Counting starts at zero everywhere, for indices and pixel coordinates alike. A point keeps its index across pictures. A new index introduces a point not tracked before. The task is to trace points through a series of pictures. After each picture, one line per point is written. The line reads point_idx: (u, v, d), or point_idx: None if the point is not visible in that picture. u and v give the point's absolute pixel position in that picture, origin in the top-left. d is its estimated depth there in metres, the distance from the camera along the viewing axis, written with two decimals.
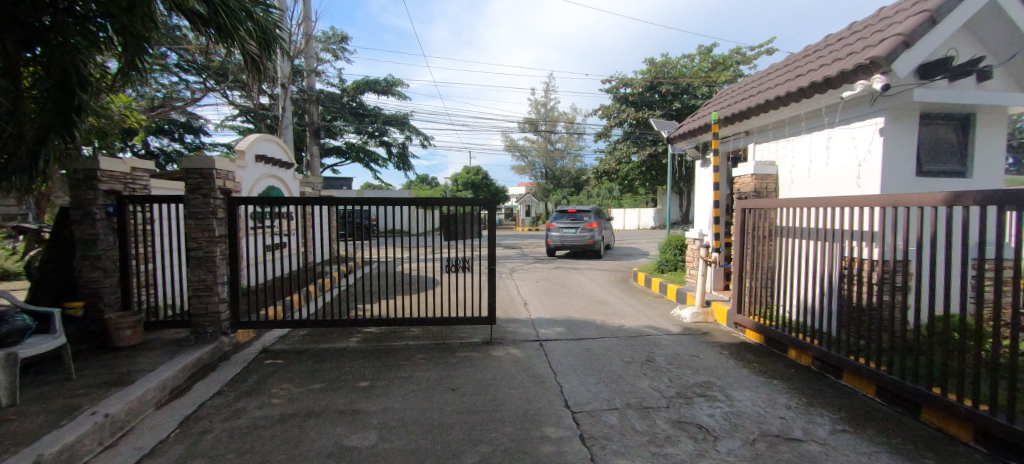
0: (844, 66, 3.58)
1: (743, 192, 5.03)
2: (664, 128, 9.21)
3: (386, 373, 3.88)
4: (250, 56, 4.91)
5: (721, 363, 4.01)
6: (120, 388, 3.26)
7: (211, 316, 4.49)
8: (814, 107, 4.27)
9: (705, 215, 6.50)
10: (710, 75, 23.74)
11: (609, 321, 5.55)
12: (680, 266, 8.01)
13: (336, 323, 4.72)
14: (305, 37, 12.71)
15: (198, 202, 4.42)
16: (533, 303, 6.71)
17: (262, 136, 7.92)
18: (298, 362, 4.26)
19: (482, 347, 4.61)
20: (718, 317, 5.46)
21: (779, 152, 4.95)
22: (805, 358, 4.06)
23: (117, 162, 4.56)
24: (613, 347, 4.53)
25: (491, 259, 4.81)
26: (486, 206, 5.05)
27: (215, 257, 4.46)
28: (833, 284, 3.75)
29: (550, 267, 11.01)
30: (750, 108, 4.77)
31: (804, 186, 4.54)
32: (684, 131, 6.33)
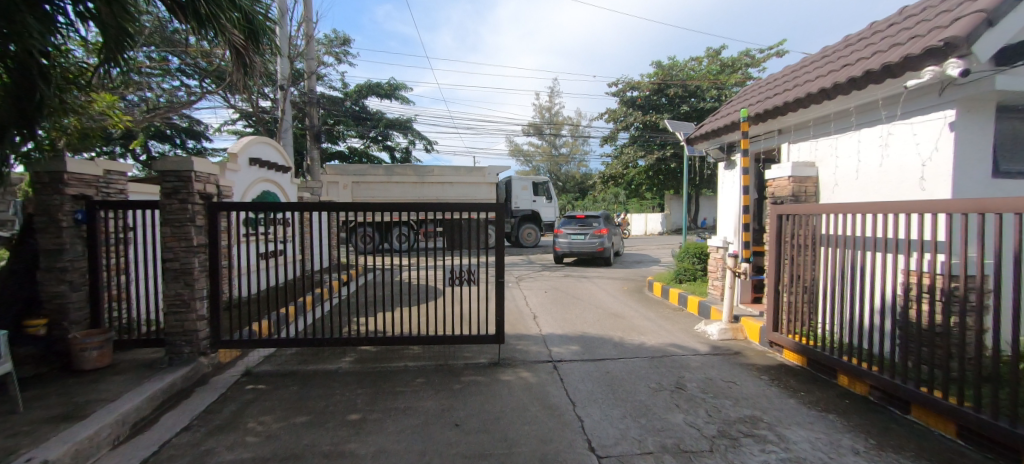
0: (908, 51, 3.08)
1: (779, 197, 4.49)
2: (679, 129, 8.73)
3: (380, 402, 3.41)
4: (236, 47, 4.43)
5: (763, 392, 3.51)
6: (70, 424, 2.81)
7: (188, 335, 4.03)
8: (865, 100, 3.73)
9: (729, 222, 5.99)
10: (719, 78, 23.29)
11: (628, 338, 5.05)
12: (700, 276, 7.48)
13: (327, 341, 4.25)
14: (305, 39, 12.50)
15: (174, 207, 3.97)
16: (543, 316, 6.20)
17: (255, 139, 7.52)
18: (284, 387, 3.79)
19: (489, 369, 4.12)
20: (748, 335, 4.94)
21: (819, 152, 4.40)
22: (859, 386, 3.54)
23: (87, 164, 4.17)
24: (636, 370, 4.03)
25: (500, 270, 4.30)
26: (494, 211, 4.50)
27: (193, 270, 4.00)
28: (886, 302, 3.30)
29: (557, 275, 10.46)
30: (786, 104, 4.29)
31: (851, 191, 3.98)
32: (706, 131, 5.82)
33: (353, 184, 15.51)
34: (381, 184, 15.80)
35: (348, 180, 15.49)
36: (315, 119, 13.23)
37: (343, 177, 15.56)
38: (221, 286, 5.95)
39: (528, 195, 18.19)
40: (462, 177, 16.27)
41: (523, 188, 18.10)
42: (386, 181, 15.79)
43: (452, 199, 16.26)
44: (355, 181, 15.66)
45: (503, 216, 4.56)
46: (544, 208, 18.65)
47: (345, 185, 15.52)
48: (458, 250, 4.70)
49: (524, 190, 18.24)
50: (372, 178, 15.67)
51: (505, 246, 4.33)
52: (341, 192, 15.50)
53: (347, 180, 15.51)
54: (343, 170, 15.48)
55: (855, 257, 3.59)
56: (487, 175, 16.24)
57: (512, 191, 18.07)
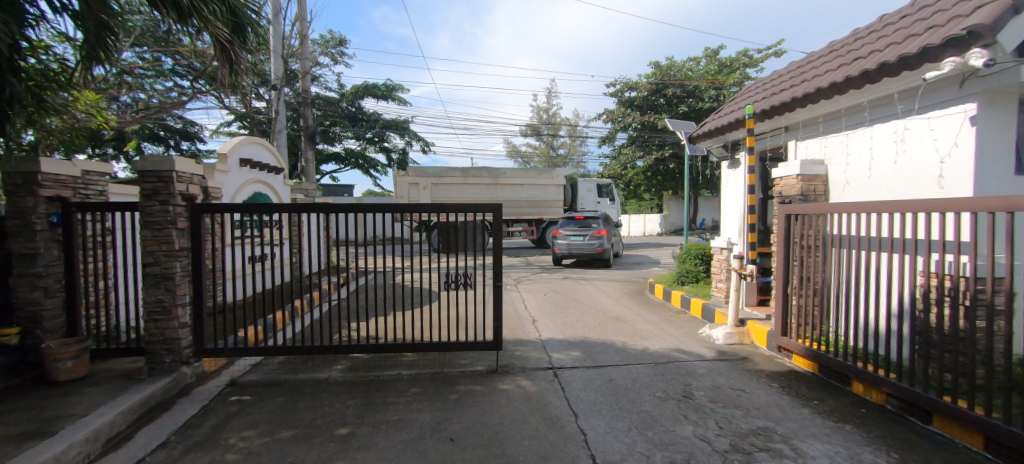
0: (927, 42, 2.91)
1: (788, 196, 4.32)
2: (679, 127, 8.55)
3: (371, 415, 3.21)
4: (221, 41, 4.24)
5: (774, 400, 3.33)
6: (35, 443, 2.60)
7: (170, 343, 3.84)
8: (879, 94, 3.56)
9: (733, 223, 5.83)
10: (718, 77, 23.19)
11: (631, 343, 4.87)
12: (703, 278, 7.32)
13: (317, 349, 4.06)
14: (300, 38, 12.32)
15: (154, 209, 3.77)
16: (542, 320, 6.01)
17: (246, 139, 7.33)
18: (269, 399, 3.59)
19: (486, 377, 3.93)
20: (755, 339, 4.77)
21: (829, 149, 4.24)
22: (874, 394, 3.37)
23: (64, 164, 3.97)
24: (641, 378, 3.85)
25: (497, 274, 4.11)
26: (490, 212, 4.30)
27: (174, 275, 3.81)
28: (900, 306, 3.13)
29: (556, 277, 10.28)
30: (794, 99, 4.12)
31: (864, 189, 3.82)
32: (709, 129, 5.65)
33: (434, 186, 15.74)
34: (458, 186, 16.12)
35: (429, 182, 15.72)
36: (310, 120, 13.06)
37: (425, 178, 15.78)
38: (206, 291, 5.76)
39: (592, 196, 19.32)
40: (532, 178, 16.95)
41: (586, 190, 19.20)
42: (463, 182, 16.03)
43: (524, 200, 17.02)
44: (435, 182, 15.77)
45: (501, 217, 4.36)
46: (607, 210, 19.83)
47: (426, 186, 15.71)
48: (453, 253, 4.50)
49: (588, 191, 19.20)
50: (452, 180, 15.90)
51: (502, 249, 4.14)
52: (423, 193, 15.77)
53: (429, 181, 15.73)
54: (425, 171, 15.75)
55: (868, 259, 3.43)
56: (555, 177, 17.24)
57: (577, 193, 18.88)
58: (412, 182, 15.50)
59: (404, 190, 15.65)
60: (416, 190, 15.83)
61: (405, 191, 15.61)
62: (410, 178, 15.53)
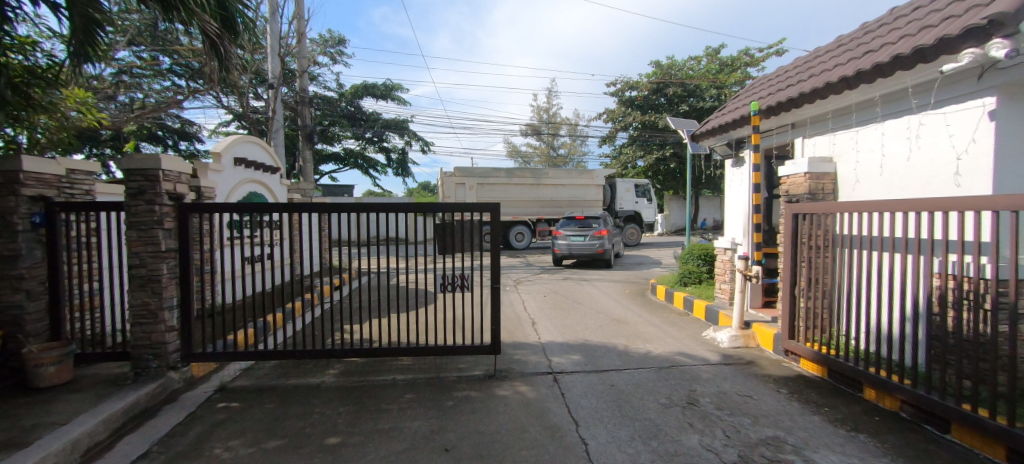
0: (944, 33, 2.78)
1: (794, 195, 4.18)
2: (681, 125, 8.41)
3: (363, 423, 3.08)
4: (210, 36, 4.13)
5: (784, 407, 3.20)
6: (7, 455, 2.47)
7: (156, 348, 3.71)
8: (891, 89, 3.43)
9: (736, 223, 5.69)
10: (719, 77, 23.06)
11: (633, 346, 4.74)
12: (705, 279, 7.18)
13: (309, 353, 3.93)
14: (297, 37, 12.20)
15: (140, 209, 3.65)
16: (542, 323, 5.88)
17: (240, 138, 7.21)
18: (258, 405, 3.46)
19: (484, 383, 3.80)
20: (760, 342, 4.64)
21: (838, 147, 4.10)
22: (887, 401, 3.23)
23: (47, 162, 3.84)
24: (644, 383, 3.71)
25: (495, 275, 3.98)
26: (488, 211, 4.17)
27: (161, 277, 3.68)
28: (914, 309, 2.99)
29: (557, 278, 10.15)
30: (801, 94, 3.99)
31: (875, 187, 3.68)
32: (713, 126, 5.51)
33: (480, 185, 16.78)
34: (501, 186, 17.14)
35: (475, 182, 16.76)
36: (307, 119, 12.95)
37: (471, 178, 16.77)
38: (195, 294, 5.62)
39: (630, 197, 18.99)
40: (573, 179, 17.75)
41: (625, 191, 18.99)
42: (508, 183, 17.18)
43: (564, 200, 17.90)
44: (481, 182, 16.87)
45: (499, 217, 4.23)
46: (644, 208, 19.64)
47: (473, 186, 16.72)
48: (450, 254, 4.36)
49: (627, 191, 19.06)
50: (497, 180, 16.99)
51: (500, 250, 4.01)
52: (469, 193, 16.80)
53: (474, 181, 16.77)
54: (472, 172, 16.76)
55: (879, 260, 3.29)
56: (594, 178, 17.98)
57: (616, 193, 18.72)
58: (459, 182, 16.53)
59: (451, 190, 16.58)
60: (462, 190, 16.72)
61: (451, 190, 16.56)
62: (458, 178, 16.55)
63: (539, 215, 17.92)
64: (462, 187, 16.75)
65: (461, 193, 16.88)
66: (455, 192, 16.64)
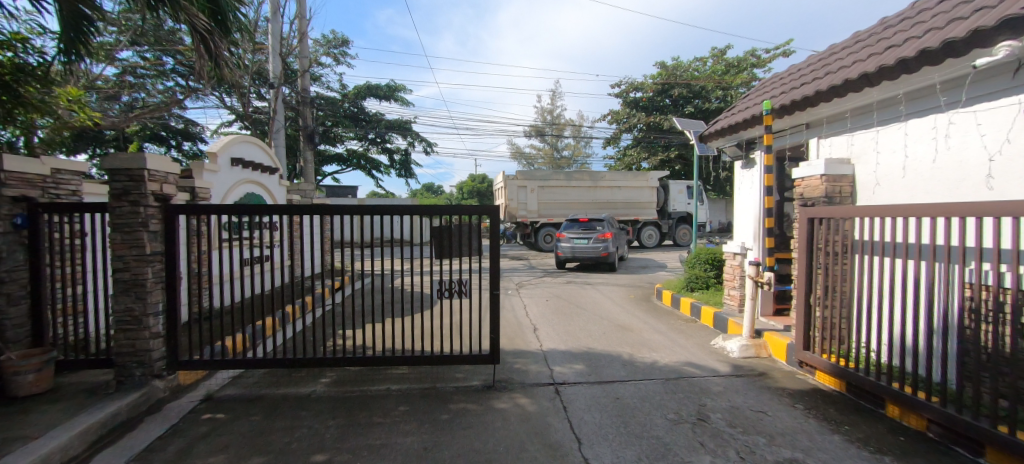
0: (976, 25, 2.58)
1: (810, 198, 3.98)
2: (687, 126, 8.20)
3: (353, 439, 2.91)
4: (200, 31, 4.00)
5: (800, 425, 3.00)
6: None
7: (140, 355, 3.55)
8: (915, 86, 3.22)
9: (746, 227, 5.50)
10: (725, 77, 22.83)
11: (639, 356, 4.54)
12: (713, 284, 6.97)
13: (299, 362, 3.77)
14: (299, 36, 12.10)
15: (124, 211, 3.50)
16: (544, 329, 5.68)
17: (238, 137, 7.09)
18: (244, 417, 3.30)
19: (482, 394, 3.62)
20: (773, 352, 4.43)
21: (856, 148, 3.89)
22: (912, 419, 3.01)
23: (32, 162, 3.70)
24: (650, 396, 3.52)
25: (494, 282, 3.80)
26: (488, 215, 3.99)
27: (146, 281, 3.53)
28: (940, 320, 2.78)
29: (559, 281, 9.96)
30: (818, 92, 3.78)
31: (898, 190, 3.47)
32: (722, 127, 5.31)
33: (543, 188, 17.30)
34: (560, 188, 17.50)
35: (536, 184, 17.33)
36: (309, 120, 12.85)
37: (533, 181, 17.39)
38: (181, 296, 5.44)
39: (683, 198, 19.38)
40: (630, 181, 17.94)
41: (678, 192, 19.28)
42: (567, 185, 17.51)
43: (620, 202, 17.95)
44: (542, 185, 17.38)
45: (499, 220, 4.06)
46: (693, 209, 20.00)
47: (535, 190, 17.34)
48: (448, 259, 4.18)
49: (681, 192, 19.37)
50: (556, 183, 17.41)
51: (500, 256, 3.83)
52: (529, 195, 17.38)
53: (534, 184, 17.34)
54: (533, 175, 17.39)
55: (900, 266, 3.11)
56: (650, 180, 18.10)
57: (669, 195, 19.07)
58: (521, 185, 17.21)
59: (512, 192, 17.31)
60: (524, 192, 17.42)
61: (513, 193, 17.29)
62: (520, 181, 17.26)
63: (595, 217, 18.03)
64: (523, 190, 17.44)
65: (521, 195, 17.50)
66: (518, 195, 17.31)
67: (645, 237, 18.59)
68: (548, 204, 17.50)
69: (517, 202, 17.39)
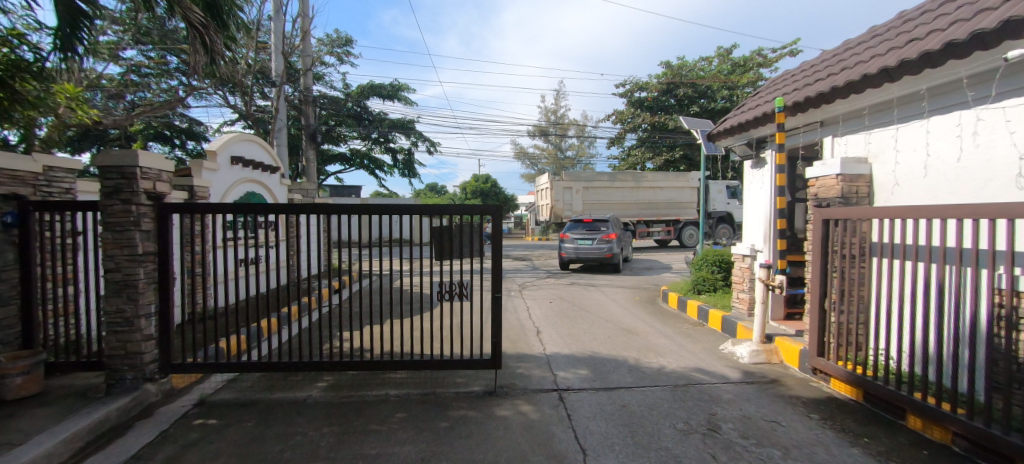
0: (1008, 14, 2.42)
1: (824, 199, 3.85)
2: (694, 125, 8.04)
3: (348, 447, 2.79)
4: (195, 26, 3.95)
5: (817, 437, 2.86)
6: None
7: (132, 358, 3.46)
8: (939, 81, 3.07)
9: (756, 228, 5.37)
10: (731, 77, 22.62)
11: (645, 360, 4.41)
12: (720, 287, 6.82)
13: (296, 365, 3.66)
14: (301, 35, 12.02)
15: (115, 209, 3.40)
16: (547, 332, 5.56)
17: (238, 136, 7.02)
18: (238, 423, 3.19)
19: (484, 400, 3.50)
20: (784, 357, 4.29)
21: (873, 146, 3.74)
22: (935, 431, 2.85)
23: (24, 159, 3.61)
24: (658, 404, 3.39)
25: (496, 284, 3.67)
26: (490, 214, 3.86)
27: (138, 282, 3.43)
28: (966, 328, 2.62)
29: (563, 283, 9.83)
30: (834, 89, 3.64)
31: (919, 190, 3.32)
32: (731, 125, 5.16)
33: (587, 189, 17.52)
34: (604, 189, 17.79)
35: (579, 185, 17.52)
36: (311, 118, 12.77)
37: (577, 182, 17.51)
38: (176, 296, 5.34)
39: (723, 197, 18.51)
40: (671, 181, 18.65)
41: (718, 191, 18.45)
42: (610, 185, 17.80)
43: (663, 202, 18.60)
44: (586, 186, 17.55)
45: (502, 220, 3.93)
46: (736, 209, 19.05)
47: (580, 190, 17.51)
48: (449, 260, 4.06)
49: (719, 192, 18.51)
50: (601, 184, 17.70)
51: (502, 257, 3.70)
52: (574, 196, 17.51)
53: (579, 184, 17.47)
54: (576, 176, 17.51)
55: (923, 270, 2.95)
56: (690, 180, 18.88)
57: (709, 196, 18.40)
58: (568, 185, 17.36)
59: (556, 193, 17.44)
60: (569, 193, 17.53)
61: (558, 194, 17.55)
62: (565, 182, 17.43)
63: (639, 216, 18.46)
64: (569, 191, 17.54)
65: (567, 196, 17.66)
66: (564, 195, 17.43)
67: (685, 235, 19.28)
68: (594, 205, 17.63)
69: (563, 203, 17.49)
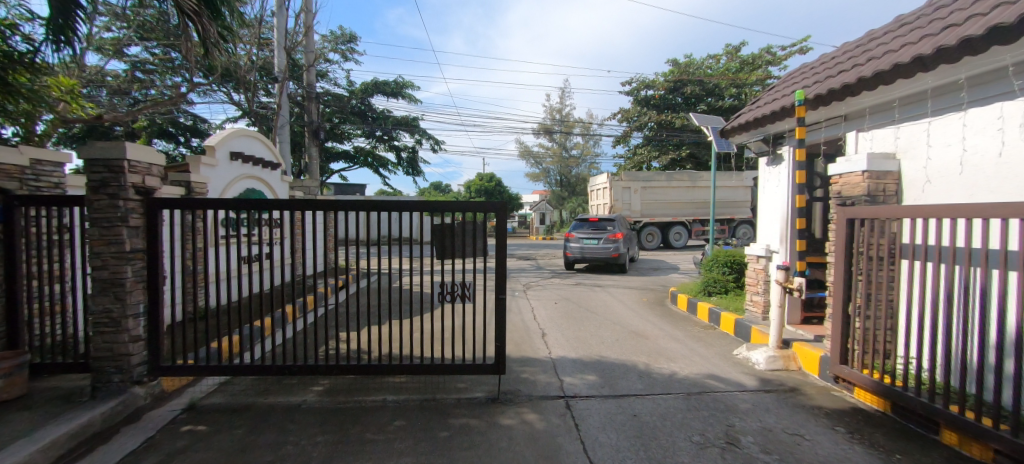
0: None
1: (849, 197, 3.65)
2: (705, 122, 7.80)
3: (341, 459, 2.62)
4: (187, 14, 3.88)
5: (845, 453, 2.65)
6: None
7: (119, 360, 3.30)
8: (979, 69, 2.83)
9: (772, 228, 5.16)
10: (740, 75, 22.29)
11: (656, 366, 4.21)
12: (731, 289, 6.60)
13: (290, 369, 3.49)
14: (305, 30, 11.88)
15: (102, 204, 3.24)
16: (552, 335, 5.37)
17: (238, 131, 6.87)
18: (228, 430, 3.02)
19: (486, 408, 3.32)
20: (803, 364, 4.08)
21: (902, 141, 3.53)
22: (975, 449, 2.62)
23: (10, 152, 3.49)
24: (671, 413, 3.19)
25: (501, 285, 3.48)
26: (495, 212, 3.67)
27: (126, 281, 3.27)
28: (1001, 334, 2.42)
29: (568, 283, 9.63)
30: (860, 80, 3.42)
31: (954, 188, 3.10)
32: (747, 120, 4.95)
33: (645, 189, 17.72)
34: (660, 189, 18.11)
35: (639, 186, 17.71)
36: (314, 115, 12.64)
37: (635, 182, 17.73)
38: (166, 293, 5.15)
39: None
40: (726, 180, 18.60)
41: None
42: (667, 185, 18.07)
43: (716, 202, 18.59)
44: (645, 186, 17.76)
45: (506, 218, 3.74)
46: None
47: (637, 190, 17.75)
48: (451, 259, 3.88)
49: None
50: (658, 184, 17.92)
51: (507, 257, 3.51)
52: (633, 196, 17.74)
53: (638, 185, 17.70)
54: (636, 177, 17.69)
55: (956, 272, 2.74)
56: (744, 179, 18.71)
57: None
58: (626, 186, 17.53)
59: (616, 193, 17.63)
60: (627, 193, 17.69)
61: (619, 194, 17.68)
62: (624, 182, 17.60)
63: (694, 215, 18.68)
64: (626, 191, 17.77)
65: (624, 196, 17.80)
66: (621, 195, 17.63)
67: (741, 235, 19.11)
68: (651, 204, 17.91)
69: (622, 202, 17.72)
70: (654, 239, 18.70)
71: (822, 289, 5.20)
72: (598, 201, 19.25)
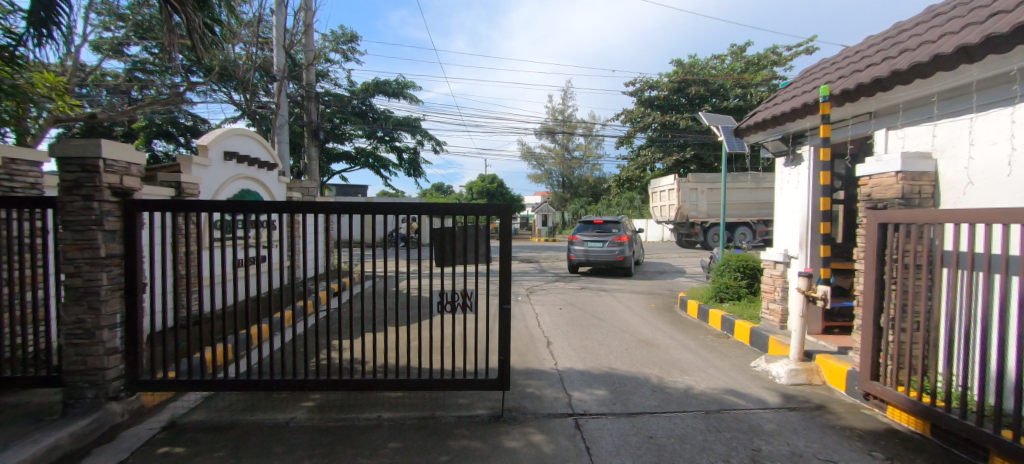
0: None
1: (880, 200, 3.38)
2: (714, 121, 7.54)
3: None
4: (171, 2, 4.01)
5: None
6: None
7: (93, 374, 3.07)
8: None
9: (791, 231, 4.89)
10: (745, 75, 22.03)
11: (669, 379, 3.96)
12: (744, 295, 6.33)
13: (276, 384, 3.24)
14: (304, 28, 11.67)
15: (75, 207, 3.00)
16: (558, 344, 5.11)
17: (231, 130, 6.63)
18: (207, 452, 2.77)
19: (489, 427, 3.07)
20: (828, 379, 3.82)
21: (940, 140, 3.27)
22: None
23: None
24: (690, 435, 2.93)
25: (505, 294, 3.23)
26: (497, 215, 3.43)
27: (101, 289, 3.03)
28: None
29: (572, 287, 9.36)
30: (894, 73, 3.17)
31: (1001, 190, 2.83)
32: (764, 118, 4.69)
33: (711, 190, 18.06)
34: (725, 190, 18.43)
35: (705, 187, 17.98)
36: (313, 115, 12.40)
37: (702, 183, 18.03)
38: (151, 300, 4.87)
39: None
40: None
41: None
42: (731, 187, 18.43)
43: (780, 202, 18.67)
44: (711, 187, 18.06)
45: (511, 221, 3.49)
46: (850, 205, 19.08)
47: (703, 190, 18.08)
48: (451, 266, 3.63)
49: None
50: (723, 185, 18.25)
51: (511, 264, 3.26)
52: (699, 196, 18.06)
53: (705, 186, 17.95)
54: (703, 178, 17.99)
55: (990, 282, 2.51)
56: None
57: None
58: (694, 187, 17.88)
59: (685, 194, 17.93)
60: (694, 194, 18.07)
61: (686, 194, 17.97)
62: (691, 183, 17.95)
63: (757, 216, 18.76)
64: (694, 192, 18.15)
65: (692, 196, 18.12)
66: (688, 195, 17.96)
67: None
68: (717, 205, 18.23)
69: (690, 203, 18.04)
70: (720, 239, 18.99)
71: (845, 297, 4.94)
72: (660, 201, 19.66)
